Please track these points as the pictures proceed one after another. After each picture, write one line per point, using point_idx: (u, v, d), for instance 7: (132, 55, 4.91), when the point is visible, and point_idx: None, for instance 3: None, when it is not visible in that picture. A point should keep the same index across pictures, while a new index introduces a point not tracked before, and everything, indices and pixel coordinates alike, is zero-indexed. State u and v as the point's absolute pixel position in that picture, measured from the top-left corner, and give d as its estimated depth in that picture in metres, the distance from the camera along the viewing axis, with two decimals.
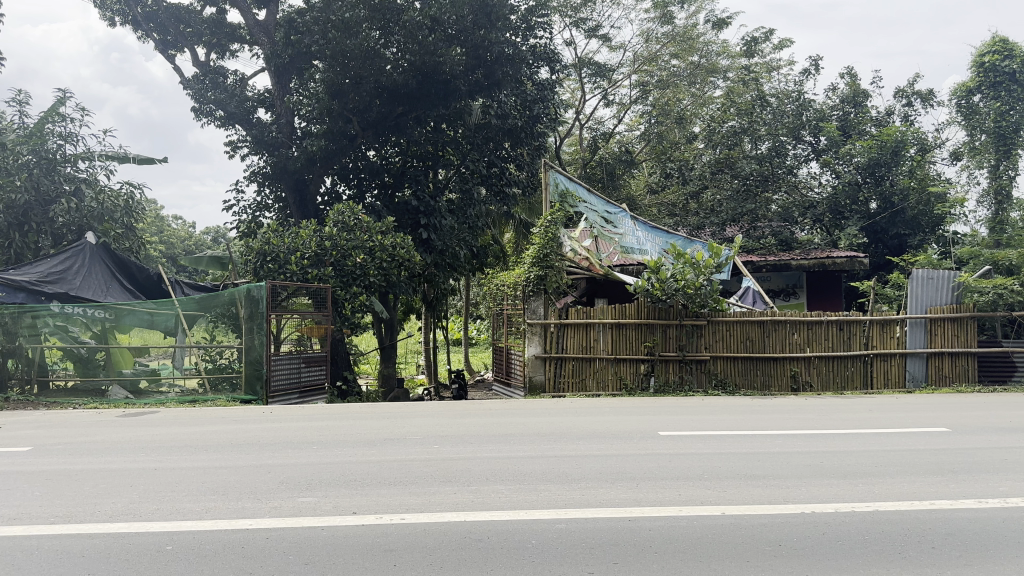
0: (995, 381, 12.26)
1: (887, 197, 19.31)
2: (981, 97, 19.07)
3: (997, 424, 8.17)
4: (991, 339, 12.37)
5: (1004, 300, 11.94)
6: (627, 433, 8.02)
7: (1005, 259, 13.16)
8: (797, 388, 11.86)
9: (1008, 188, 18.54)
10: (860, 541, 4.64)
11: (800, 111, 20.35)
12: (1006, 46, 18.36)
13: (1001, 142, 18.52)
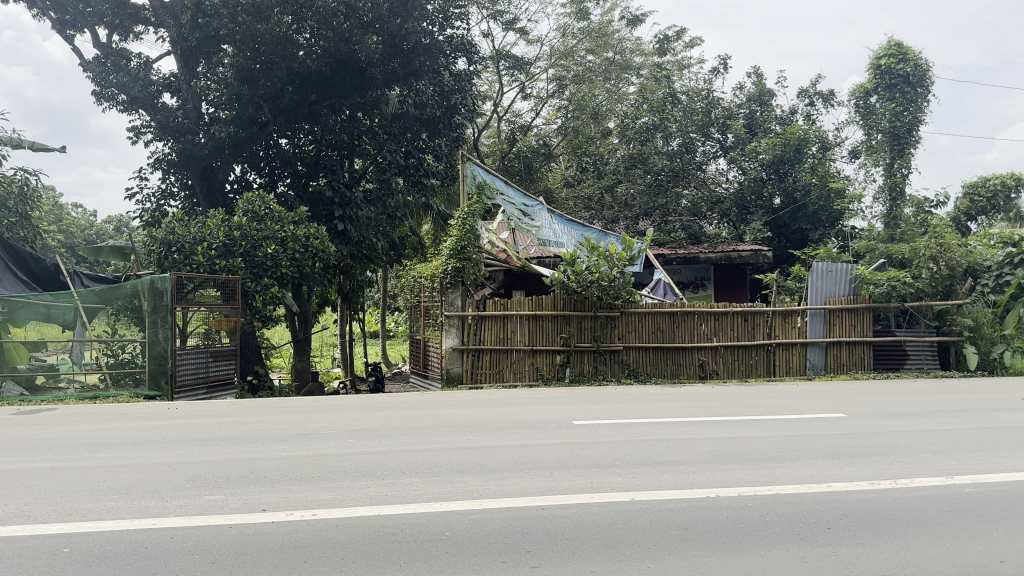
0: (888, 369, 12.81)
1: (790, 192, 20.00)
2: (877, 99, 19.98)
3: (891, 409, 8.61)
4: (885, 329, 12.94)
5: (897, 291, 12.65)
6: (541, 423, 8.09)
7: (899, 253, 13.47)
8: (704, 376, 12.23)
9: (901, 185, 19.53)
10: (762, 524, 4.84)
11: (709, 109, 20.98)
12: (900, 50, 19.37)
13: (896, 142, 19.55)
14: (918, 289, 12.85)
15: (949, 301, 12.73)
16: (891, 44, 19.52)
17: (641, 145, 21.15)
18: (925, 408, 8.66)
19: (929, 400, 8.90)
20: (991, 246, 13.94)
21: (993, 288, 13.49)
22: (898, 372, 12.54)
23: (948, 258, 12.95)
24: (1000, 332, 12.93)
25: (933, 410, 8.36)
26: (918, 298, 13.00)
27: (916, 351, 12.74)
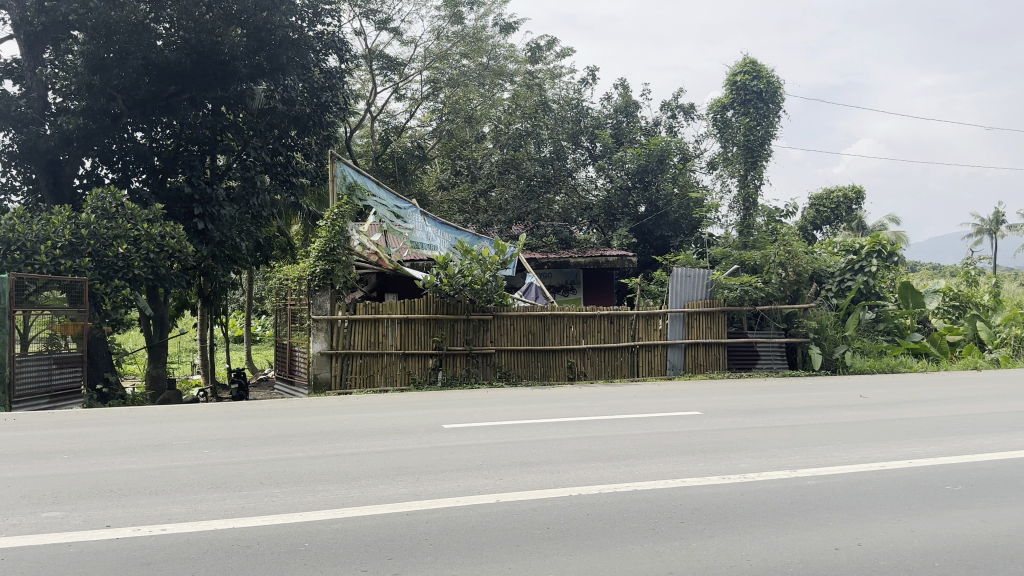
0: (741, 368, 13.56)
1: (653, 201, 20.96)
2: (733, 113, 21.12)
3: (741, 407, 9.14)
4: (739, 330, 13.71)
5: (749, 295, 13.50)
6: (409, 428, 8.04)
7: (751, 259, 14.35)
8: (573, 378, 12.56)
9: (754, 196, 20.79)
10: (620, 520, 5.02)
11: (578, 118, 21.65)
12: (754, 68, 20.51)
13: (749, 155, 20.73)
14: (768, 293, 13.66)
15: (796, 305, 13.67)
16: (746, 61, 20.66)
17: (514, 151, 21.38)
18: (772, 405, 9.25)
19: (775, 398, 9.51)
20: (834, 253, 15.04)
21: (835, 292, 14.59)
22: (750, 372, 13.28)
23: (796, 264, 13.87)
24: (841, 334, 14.04)
25: (779, 407, 8.92)
26: (769, 302, 13.82)
27: (766, 352, 13.60)
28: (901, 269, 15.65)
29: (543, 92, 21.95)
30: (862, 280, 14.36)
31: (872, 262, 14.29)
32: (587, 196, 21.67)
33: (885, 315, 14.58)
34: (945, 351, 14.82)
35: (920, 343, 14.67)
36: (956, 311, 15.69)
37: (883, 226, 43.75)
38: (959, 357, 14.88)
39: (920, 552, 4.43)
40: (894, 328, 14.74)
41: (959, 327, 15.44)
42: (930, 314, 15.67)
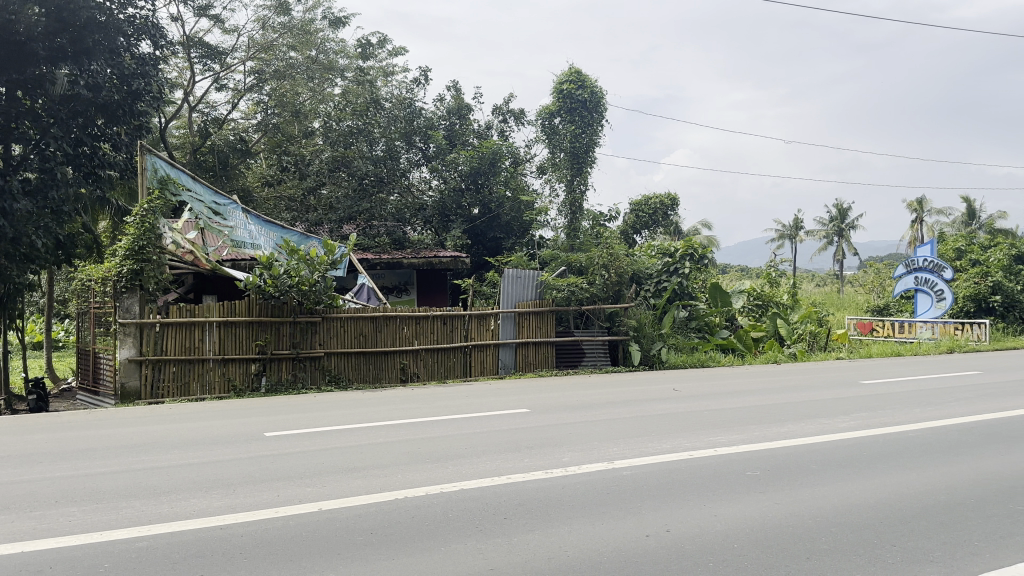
0: (568, 366, 13.97)
1: (486, 203, 21.36)
2: (560, 120, 21.81)
3: (566, 403, 9.45)
4: (567, 330, 14.18)
5: (575, 296, 14.14)
6: (228, 437, 7.66)
7: (577, 261, 14.85)
8: (405, 380, 12.47)
9: (580, 201, 21.49)
10: (445, 520, 5.03)
11: (411, 118, 21.56)
12: (579, 78, 21.37)
13: (575, 161, 21.50)
14: (592, 293, 14.34)
15: (618, 304, 14.39)
16: (572, 71, 21.46)
17: (345, 149, 21.03)
18: (595, 400, 9.64)
19: (599, 393, 9.92)
20: (651, 256, 15.84)
21: (653, 292, 15.43)
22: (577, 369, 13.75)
23: (618, 266, 14.57)
24: (659, 332, 14.88)
25: (602, 402, 9.30)
26: (593, 302, 14.46)
27: (591, 350, 14.11)
28: (710, 270, 16.86)
29: (376, 90, 21.69)
30: (676, 281, 15.26)
31: (685, 264, 15.23)
32: (421, 196, 21.70)
33: (697, 313, 15.71)
34: (749, 346, 15.95)
35: (728, 339, 15.78)
36: (759, 309, 17.05)
37: (698, 230, 46.90)
38: (762, 352, 16.09)
39: (720, 535, 4.73)
40: (704, 325, 15.90)
41: (762, 324, 16.75)
42: (736, 311, 16.66)
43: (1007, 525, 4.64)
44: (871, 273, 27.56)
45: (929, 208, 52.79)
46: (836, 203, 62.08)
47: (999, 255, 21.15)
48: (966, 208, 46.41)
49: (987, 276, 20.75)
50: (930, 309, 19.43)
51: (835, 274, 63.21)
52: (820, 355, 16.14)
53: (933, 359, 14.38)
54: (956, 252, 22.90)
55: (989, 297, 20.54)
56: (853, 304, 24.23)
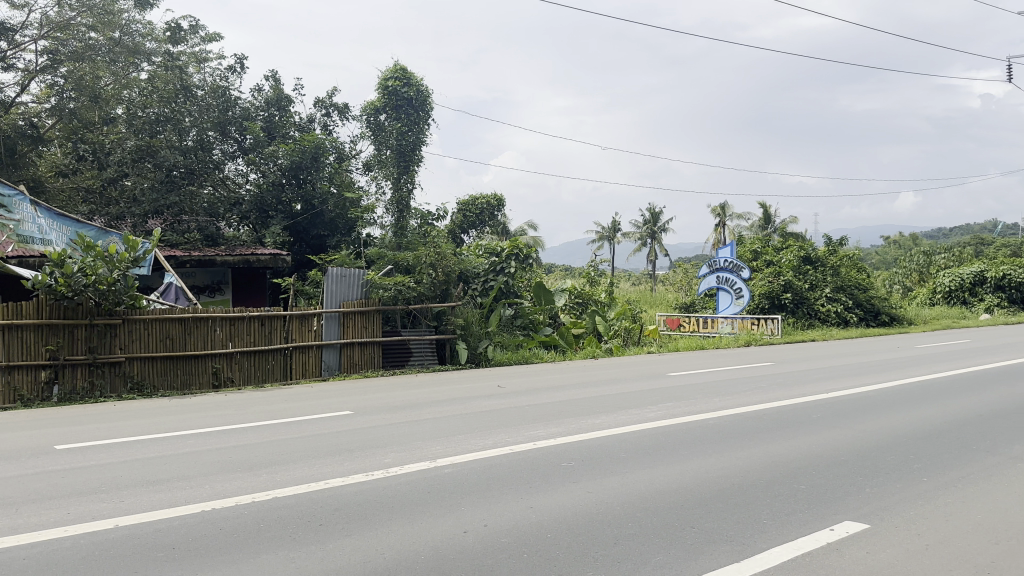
0: (395, 366, 13.83)
1: (308, 199, 20.65)
2: (386, 117, 21.54)
3: (389, 403, 9.34)
4: (393, 329, 14.14)
5: (402, 295, 14.15)
6: (10, 453, 6.94)
7: (404, 259, 14.90)
8: (218, 385, 11.81)
9: (406, 199, 21.24)
10: (256, 530, 4.83)
11: (225, 108, 20.63)
12: (404, 75, 21.37)
13: (402, 159, 21.38)
14: (419, 292, 14.40)
15: (445, 303, 14.52)
16: (397, 68, 21.43)
17: (150, 137, 19.61)
18: (419, 399, 9.60)
19: (423, 392, 9.90)
20: (479, 255, 16.16)
21: (480, 291, 15.74)
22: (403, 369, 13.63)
23: (444, 266, 14.83)
24: (484, 329, 15.12)
25: (426, 401, 9.28)
26: (421, 301, 14.53)
27: (418, 349, 14.09)
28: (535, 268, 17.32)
29: (187, 77, 20.41)
30: (503, 280, 15.78)
31: (510, 264, 15.81)
32: (237, 189, 20.89)
33: (522, 311, 16.19)
34: (570, 342, 16.61)
35: (550, 336, 16.37)
36: (580, 307, 17.97)
37: (524, 232, 48.01)
38: (582, 348, 16.72)
39: (533, 524, 4.84)
40: (529, 323, 16.41)
41: (581, 321, 17.59)
42: (558, 310, 17.33)
43: (792, 501, 5.02)
44: (679, 272, 29.52)
45: (731, 212, 57.13)
46: (651, 208, 65.78)
47: (789, 256, 23.36)
48: (761, 213, 50.74)
49: (778, 275, 22.94)
50: (731, 306, 21.01)
51: (651, 274, 66.93)
52: (634, 349, 17.03)
53: (733, 351, 15.56)
54: (753, 254, 24.94)
55: (781, 295, 22.61)
56: (664, 301, 25.70)
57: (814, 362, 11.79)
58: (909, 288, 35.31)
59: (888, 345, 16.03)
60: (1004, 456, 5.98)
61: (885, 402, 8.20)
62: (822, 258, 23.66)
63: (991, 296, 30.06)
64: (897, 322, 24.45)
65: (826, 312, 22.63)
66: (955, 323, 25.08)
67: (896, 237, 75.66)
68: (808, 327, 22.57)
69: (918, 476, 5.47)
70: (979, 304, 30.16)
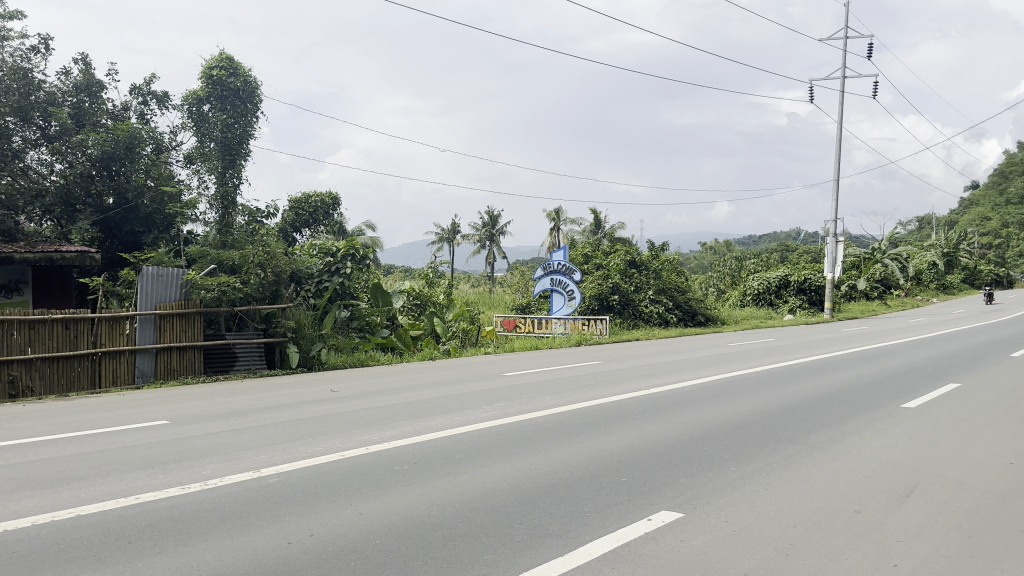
0: (218, 372, 13.12)
1: (121, 192, 19.37)
2: (209, 107, 20.47)
3: (211, 411, 8.85)
4: (216, 332, 13.52)
5: (227, 296, 13.33)
6: None
7: (229, 258, 14.05)
8: (16, 395, 10.54)
9: (232, 194, 20.13)
10: (54, 552, 4.39)
11: (26, 92, 19.05)
12: (230, 64, 20.43)
13: (227, 153, 20.37)
14: (247, 293, 13.74)
15: (275, 304, 13.97)
16: (222, 57, 20.47)
17: None
18: (245, 405, 9.18)
19: (250, 398, 9.47)
20: (313, 256, 15.97)
21: (314, 292, 15.64)
22: (227, 374, 12.97)
23: (274, 266, 14.31)
24: (318, 332, 14.77)
25: (252, 408, 8.88)
26: (247, 303, 13.91)
27: (244, 353, 13.46)
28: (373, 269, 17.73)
29: None
30: (338, 281, 15.72)
31: (346, 265, 15.82)
32: (41, 181, 19.21)
33: (358, 313, 16.04)
34: (408, 344, 16.54)
35: (387, 338, 16.20)
36: (418, 309, 18.03)
37: (360, 231, 47.19)
38: (420, 349, 16.73)
39: (362, 527, 4.70)
40: (365, 325, 16.23)
41: (419, 323, 17.56)
42: (396, 311, 17.30)
43: (615, 494, 5.21)
44: (516, 274, 30.10)
45: (565, 217, 59.00)
46: (489, 210, 66.78)
47: (616, 260, 24.43)
48: (592, 218, 52.80)
49: (607, 279, 23.97)
50: (564, 307, 21.72)
51: (489, 275, 67.89)
52: (471, 350, 17.15)
53: (564, 351, 16.07)
54: (584, 258, 25.85)
55: (609, 297, 23.84)
56: (501, 303, 26.13)
57: (638, 360, 12.38)
58: (723, 291, 37.93)
59: (703, 343, 17.12)
60: (802, 445, 6.52)
61: (702, 397, 8.73)
62: (646, 262, 24.90)
63: (793, 298, 32.90)
64: (712, 321, 26.20)
65: (650, 313, 23.89)
66: (762, 323, 27.20)
67: (712, 243, 81.13)
68: (634, 326, 23.72)
69: (729, 466, 5.83)
70: (783, 305, 32.88)
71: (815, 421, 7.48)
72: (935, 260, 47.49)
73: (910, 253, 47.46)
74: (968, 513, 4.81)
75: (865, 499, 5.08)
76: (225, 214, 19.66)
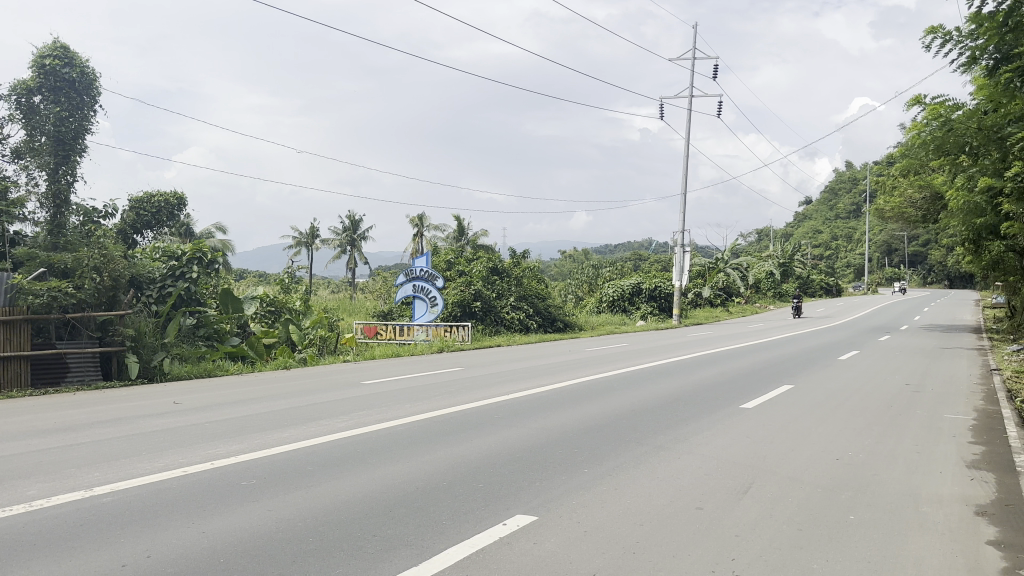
0: (47, 384, 12.06)
1: None
2: (39, 99, 18.71)
3: (37, 427, 8.15)
4: (46, 341, 12.48)
5: (57, 302, 12.25)
6: None
7: (61, 262, 13.14)
8: None
9: (66, 192, 18.07)
10: None
11: None
12: (64, 55, 19.27)
13: (60, 147, 18.45)
14: (81, 299, 12.78)
15: (112, 311, 13.11)
16: (53, 48, 19.29)
17: None
18: (79, 420, 8.53)
19: (84, 413, 8.82)
20: (155, 258, 15.48)
21: (156, 298, 14.87)
22: (57, 388, 11.79)
23: (111, 269, 13.46)
24: (160, 341, 13.97)
25: (87, 422, 8.27)
26: (81, 309, 12.97)
27: (77, 364, 12.47)
28: (222, 276, 17.15)
29: None
30: (182, 285, 15.17)
31: (193, 268, 15.39)
32: None
33: (206, 320, 15.32)
34: (261, 353, 15.84)
35: (237, 347, 15.49)
36: (272, 315, 17.40)
37: (209, 233, 44.97)
38: (273, 358, 16.05)
39: (208, 545, 4.46)
40: (213, 333, 15.50)
41: (273, 330, 16.94)
42: (248, 319, 16.72)
43: (471, 501, 5.22)
44: (379, 282, 29.73)
45: (428, 223, 58.87)
46: (350, 214, 65.60)
47: (478, 267, 24.64)
48: (456, 224, 52.93)
49: (469, 285, 24.03)
50: (426, 314, 21.77)
51: (350, 281, 66.67)
52: (329, 358, 16.68)
53: (424, 358, 16.01)
54: (446, 264, 25.65)
55: (471, 304, 23.69)
56: (361, 310, 25.67)
57: (496, 366, 12.52)
58: (580, 298, 38.97)
59: (561, 349, 17.52)
60: (652, 446, 6.79)
61: (558, 402, 8.92)
62: (508, 269, 25.38)
63: (644, 305, 34.32)
64: (570, 327, 26.88)
65: (512, 320, 24.27)
66: (617, 329, 28.20)
67: (571, 251, 83.03)
68: (496, 333, 23.96)
69: (582, 469, 5.98)
70: (636, 312, 34.21)
71: (663, 422, 7.81)
72: (772, 270, 50.98)
73: (751, 263, 50.69)
74: (798, 507, 5.16)
75: (707, 497, 5.35)
76: (60, 214, 17.27)
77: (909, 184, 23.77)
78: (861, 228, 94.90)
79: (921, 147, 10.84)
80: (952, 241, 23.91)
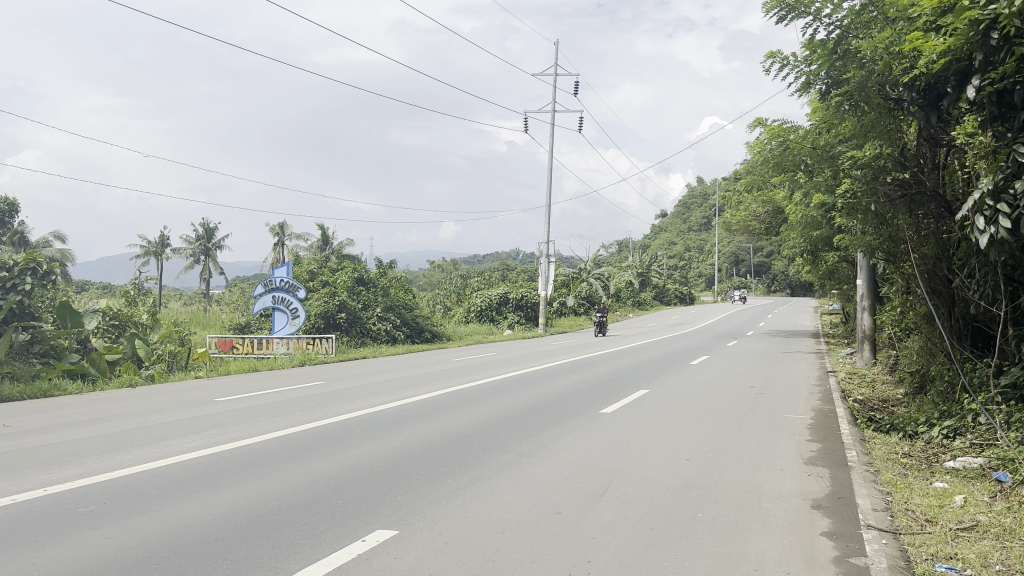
0: None
1: None
2: None
3: None
4: None
5: None
6: None
7: None
8: None
9: None
10: None
11: None
12: None
13: None
14: None
15: None
16: None
17: None
18: None
19: None
20: None
21: None
22: None
23: None
24: None
25: None
26: None
27: None
28: (60, 288, 15.98)
29: None
30: (15, 299, 14.04)
31: (26, 280, 14.24)
32: None
33: (41, 335, 14.20)
34: (103, 370, 14.71)
35: (76, 364, 14.24)
36: (115, 330, 16.59)
37: (46, 244, 41.67)
38: (117, 376, 14.99)
39: None
40: (49, 349, 14.42)
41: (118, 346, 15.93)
42: (89, 334, 15.75)
43: (328, 519, 5.11)
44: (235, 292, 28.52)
45: (290, 232, 57.42)
46: (206, 222, 62.74)
47: (343, 277, 24.14)
48: (322, 233, 51.71)
49: (333, 296, 23.56)
50: (286, 326, 21.11)
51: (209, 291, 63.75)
52: (179, 374, 15.75)
53: (284, 371, 15.55)
54: (309, 274, 25.13)
55: (336, 315, 23.34)
56: (218, 323, 24.53)
57: (356, 379, 12.31)
58: (448, 307, 38.94)
59: (427, 359, 17.45)
60: (512, 453, 6.87)
61: (419, 413, 8.88)
62: (374, 280, 25.04)
63: (511, 315, 34.76)
64: (438, 338, 26.82)
65: (378, 330, 24.04)
66: (484, 338, 28.40)
67: (440, 260, 82.78)
68: (362, 344, 23.59)
69: (443, 479, 5.97)
70: (503, 321, 34.58)
71: (524, 430, 7.92)
72: (632, 279, 52.94)
73: (613, 272, 52.39)
74: (650, 508, 5.36)
75: (565, 501, 5.47)
76: None
77: (753, 199, 25.35)
78: (717, 239, 100.20)
79: (761, 165, 11.69)
80: (792, 251, 25.72)
